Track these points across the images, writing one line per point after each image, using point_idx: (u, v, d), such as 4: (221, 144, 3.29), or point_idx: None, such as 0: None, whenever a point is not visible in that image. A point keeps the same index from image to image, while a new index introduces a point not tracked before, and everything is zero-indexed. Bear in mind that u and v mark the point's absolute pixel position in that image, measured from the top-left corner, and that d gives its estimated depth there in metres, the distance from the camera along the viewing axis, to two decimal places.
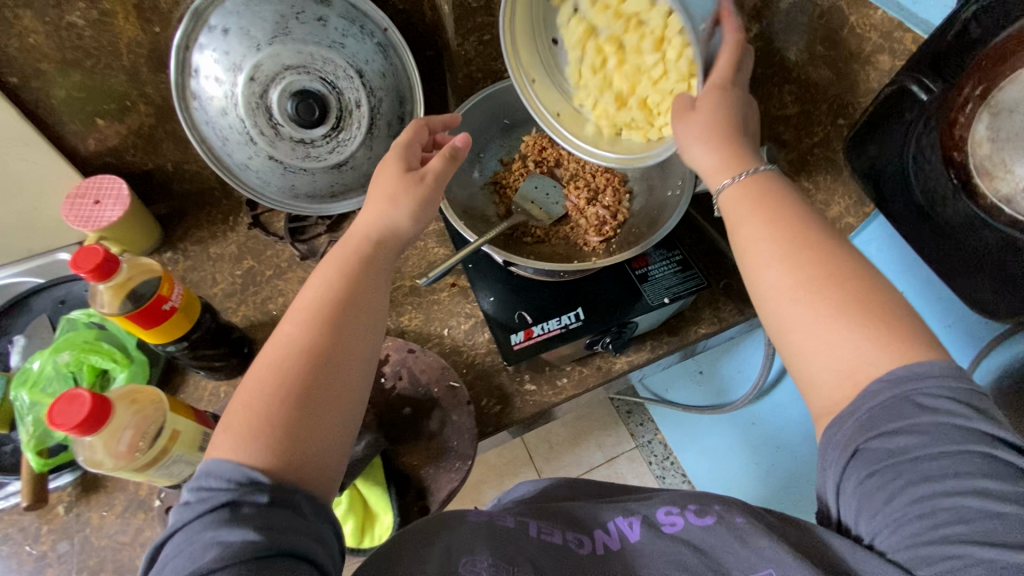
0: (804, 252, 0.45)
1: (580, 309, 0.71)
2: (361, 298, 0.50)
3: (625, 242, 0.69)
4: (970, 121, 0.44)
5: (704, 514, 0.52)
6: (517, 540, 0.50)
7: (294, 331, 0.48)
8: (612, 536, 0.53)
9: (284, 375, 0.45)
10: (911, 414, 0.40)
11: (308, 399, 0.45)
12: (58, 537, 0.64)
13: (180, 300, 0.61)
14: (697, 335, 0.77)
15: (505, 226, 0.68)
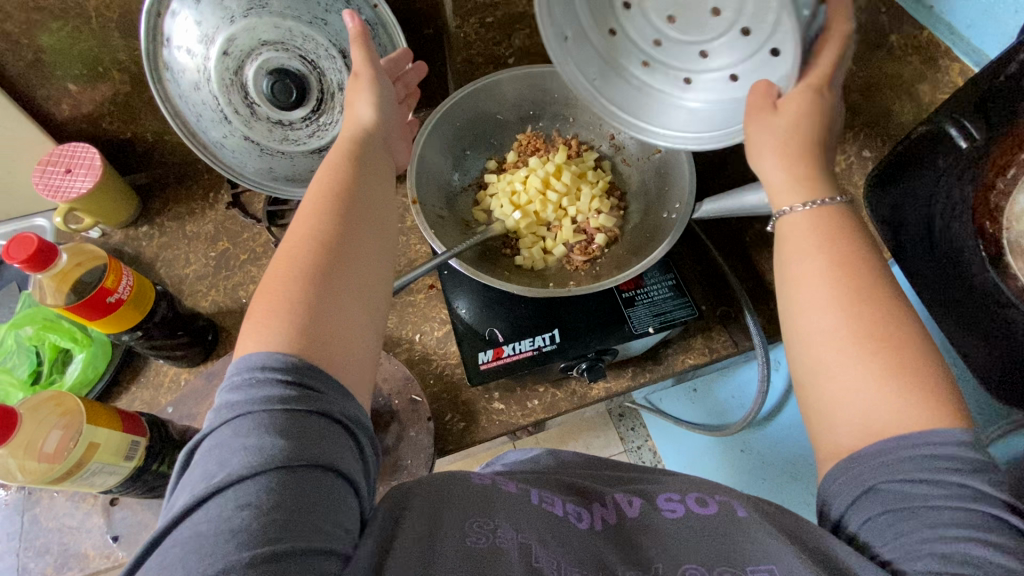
0: (873, 319, 0.39)
1: (557, 330, 0.66)
2: (372, 192, 0.47)
3: (612, 265, 0.63)
4: (1011, 190, 0.41)
5: (706, 503, 0.47)
6: (521, 504, 0.45)
7: (310, 218, 0.44)
8: (610, 509, 0.49)
9: (309, 258, 0.42)
10: (912, 453, 0.36)
11: (335, 284, 0.41)
12: (7, 514, 0.64)
13: (130, 292, 0.58)
14: (684, 366, 0.72)
15: (479, 239, 0.62)
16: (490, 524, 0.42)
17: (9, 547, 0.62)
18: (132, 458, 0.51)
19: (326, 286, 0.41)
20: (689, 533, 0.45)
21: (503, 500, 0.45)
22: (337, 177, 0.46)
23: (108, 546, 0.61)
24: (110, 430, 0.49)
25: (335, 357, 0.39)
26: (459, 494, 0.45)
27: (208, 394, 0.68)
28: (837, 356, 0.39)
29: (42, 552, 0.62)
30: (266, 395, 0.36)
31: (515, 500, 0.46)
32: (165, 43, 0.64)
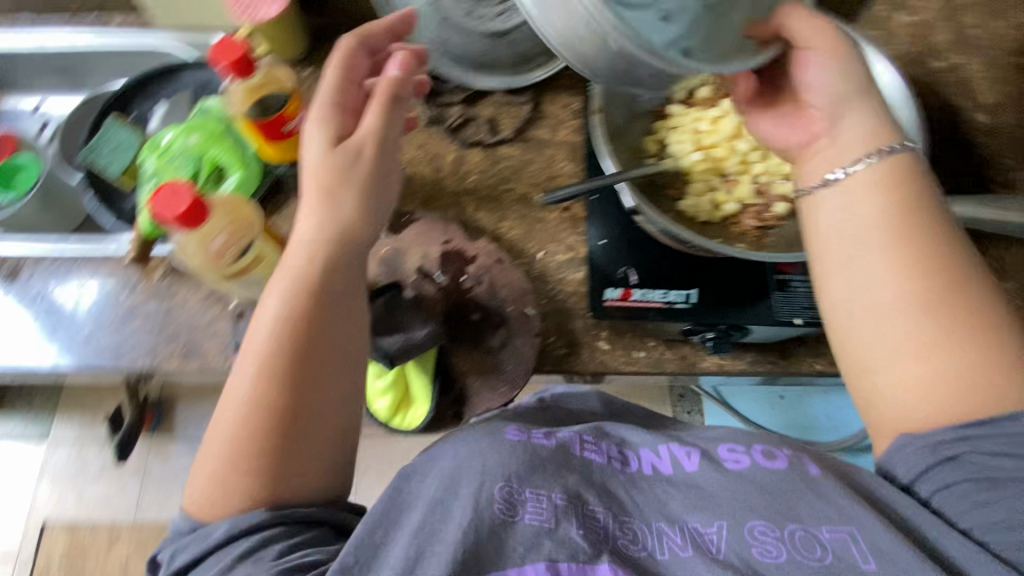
0: (950, 346, 0.43)
1: (694, 291, 0.62)
2: (342, 257, 0.49)
3: (783, 240, 0.57)
4: None
5: (775, 457, 0.47)
6: (565, 465, 0.47)
7: (259, 368, 0.45)
8: (664, 460, 0.49)
9: (263, 404, 0.44)
10: (1002, 493, 0.40)
11: (288, 432, 0.44)
12: (149, 296, 0.70)
13: (304, 124, 0.58)
14: (809, 369, 0.66)
15: (653, 171, 0.57)
16: (522, 495, 0.45)
17: (145, 325, 0.69)
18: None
19: (283, 425, 0.44)
20: (752, 482, 0.46)
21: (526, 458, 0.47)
22: (295, 278, 0.47)
23: (228, 351, 0.67)
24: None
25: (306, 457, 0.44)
26: (493, 459, 0.46)
27: None
28: (890, 327, 0.45)
29: (172, 338, 0.68)
30: (244, 491, 0.43)
31: (564, 463, 0.48)
32: None
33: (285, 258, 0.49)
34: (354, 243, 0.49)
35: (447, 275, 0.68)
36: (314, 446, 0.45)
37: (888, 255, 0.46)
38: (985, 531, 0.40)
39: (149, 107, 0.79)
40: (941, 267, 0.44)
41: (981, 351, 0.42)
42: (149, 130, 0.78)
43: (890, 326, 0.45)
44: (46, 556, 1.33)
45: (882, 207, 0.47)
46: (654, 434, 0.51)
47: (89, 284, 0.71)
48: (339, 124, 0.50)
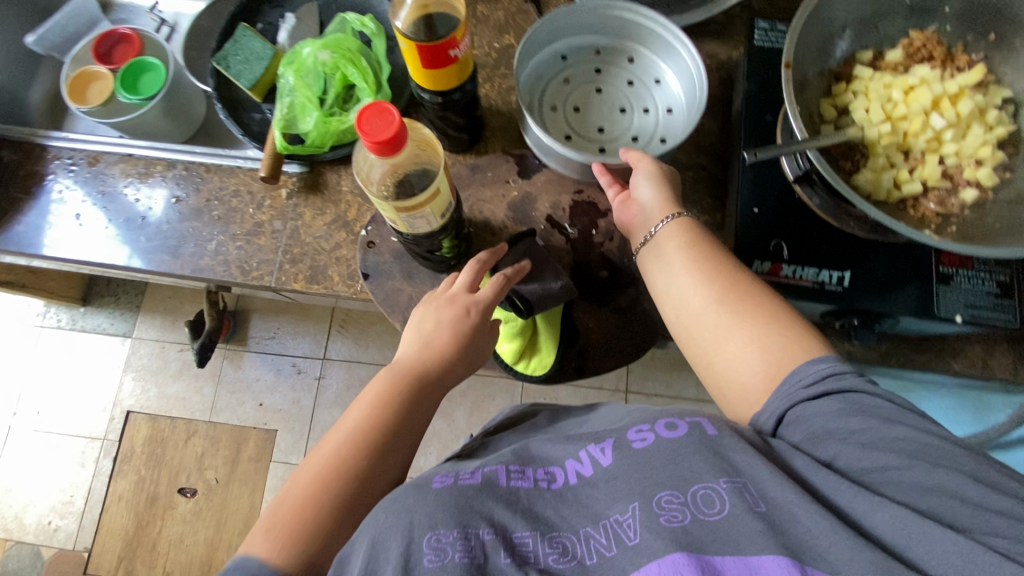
0: (756, 322, 0.50)
1: (849, 274, 0.58)
2: (401, 428, 0.52)
3: (964, 233, 0.52)
4: None
5: (676, 427, 0.45)
6: (482, 502, 0.43)
7: (344, 445, 0.50)
8: (583, 463, 0.46)
9: (320, 479, 0.47)
10: (898, 470, 0.38)
11: (349, 502, 0.47)
12: (275, 216, 0.70)
13: (463, 54, 0.55)
14: (944, 368, 0.63)
15: (837, 138, 0.52)
16: (448, 539, 0.40)
17: (271, 244, 0.70)
18: (443, 217, 0.49)
19: (333, 512, 0.46)
20: (657, 460, 0.43)
21: (454, 496, 0.43)
22: (398, 373, 0.54)
23: (352, 279, 0.67)
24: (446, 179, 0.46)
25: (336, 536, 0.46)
26: (420, 509, 0.42)
27: (467, 184, 0.67)
28: (727, 369, 0.50)
29: (296, 260, 0.69)
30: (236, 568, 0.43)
31: (482, 498, 0.43)
32: None
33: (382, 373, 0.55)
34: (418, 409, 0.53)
35: (578, 227, 0.65)
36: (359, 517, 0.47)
37: (698, 291, 0.53)
38: (859, 516, 0.37)
39: (278, 18, 0.77)
40: (733, 297, 0.52)
41: (769, 313, 0.50)
42: (277, 42, 0.76)
43: (724, 362, 0.50)
44: (128, 442, 1.41)
45: (684, 257, 0.54)
46: (573, 441, 0.49)
47: (221, 194, 0.72)
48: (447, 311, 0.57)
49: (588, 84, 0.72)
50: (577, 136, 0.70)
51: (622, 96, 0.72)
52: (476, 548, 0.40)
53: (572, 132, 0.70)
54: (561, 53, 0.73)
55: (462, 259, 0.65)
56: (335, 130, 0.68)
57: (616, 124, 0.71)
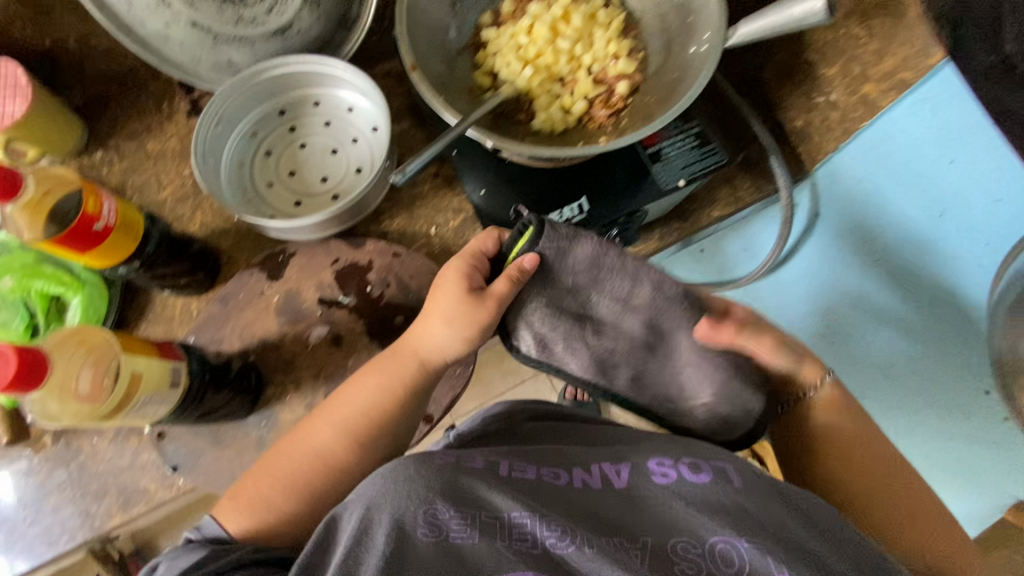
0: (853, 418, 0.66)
1: (584, 199, 0.63)
2: (389, 425, 0.56)
3: (641, 113, 0.57)
4: None
5: (700, 470, 0.57)
6: (489, 480, 0.53)
7: (330, 415, 0.56)
8: (616, 476, 0.57)
9: (290, 448, 0.56)
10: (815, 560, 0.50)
11: (312, 471, 0.55)
12: (52, 466, 0.61)
13: (116, 218, 0.51)
14: (709, 220, 0.70)
15: (494, 102, 0.55)
16: (445, 514, 0.50)
17: (64, 497, 0.61)
18: (179, 383, 0.50)
19: (302, 476, 0.55)
20: (684, 492, 0.55)
21: (464, 478, 0.53)
22: (400, 359, 0.57)
23: (168, 475, 0.61)
24: (148, 358, 0.47)
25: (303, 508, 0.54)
26: (424, 480, 0.51)
27: (227, 319, 0.63)
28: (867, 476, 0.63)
29: (101, 495, 0.61)
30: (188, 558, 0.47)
31: (481, 481, 0.53)
32: None
33: (398, 355, 0.56)
34: (393, 423, 0.57)
35: (352, 294, 0.63)
36: (321, 491, 0.55)
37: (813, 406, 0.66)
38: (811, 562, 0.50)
39: None
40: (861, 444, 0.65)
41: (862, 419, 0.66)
42: None
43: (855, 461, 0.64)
44: None
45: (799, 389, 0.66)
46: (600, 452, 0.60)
47: None
48: (455, 324, 0.54)
49: (291, 143, 0.71)
50: (307, 197, 0.69)
51: (324, 139, 0.71)
52: (474, 522, 0.50)
53: (300, 196, 0.69)
54: (250, 131, 0.70)
55: (262, 390, 0.61)
56: None
57: (336, 168, 0.70)
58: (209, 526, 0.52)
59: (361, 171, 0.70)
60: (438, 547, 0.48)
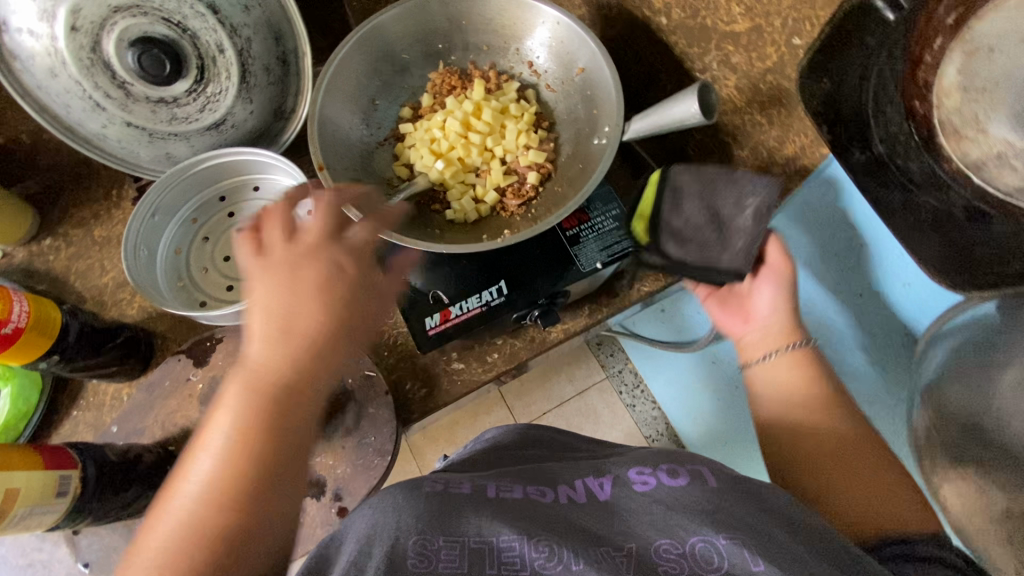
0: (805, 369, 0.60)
1: (503, 283, 0.63)
2: (292, 420, 0.40)
3: (549, 203, 0.59)
4: (938, 62, 0.40)
5: (677, 474, 0.49)
6: (479, 506, 0.46)
7: (224, 440, 0.39)
8: (578, 491, 0.50)
9: (194, 520, 0.37)
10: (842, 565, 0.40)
11: (239, 514, 0.37)
12: None
13: (28, 318, 0.53)
14: (640, 294, 0.70)
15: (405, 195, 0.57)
16: (436, 543, 0.41)
17: None
18: (66, 493, 0.51)
19: (216, 539, 0.36)
20: (663, 499, 0.47)
21: (449, 500, 0.46)
22: (252, 379, 0.40)
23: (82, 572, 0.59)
24: (30, 471, 0.47)
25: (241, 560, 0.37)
26: (407, 503, 0.45)
27: (151, 407, 0.63)
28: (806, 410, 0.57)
29: None
30: None
31: (471, 508, 0.45)
32: (3, 25, 0.56)
33: (290, 332, 0.41)
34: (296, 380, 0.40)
35: None
36: (252, 532, 0.38)
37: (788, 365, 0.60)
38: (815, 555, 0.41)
39: None
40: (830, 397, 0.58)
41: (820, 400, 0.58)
42: None
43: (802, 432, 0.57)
44: None
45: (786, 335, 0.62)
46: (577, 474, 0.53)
47: None
48: (286, 328, 0.41)
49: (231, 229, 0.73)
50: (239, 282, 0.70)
51: None
52: (463, 553, 0.41)
53: (233, 280, 0.70)
54: (191, 217, 0.72)
55: None
56: None
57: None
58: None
59: None
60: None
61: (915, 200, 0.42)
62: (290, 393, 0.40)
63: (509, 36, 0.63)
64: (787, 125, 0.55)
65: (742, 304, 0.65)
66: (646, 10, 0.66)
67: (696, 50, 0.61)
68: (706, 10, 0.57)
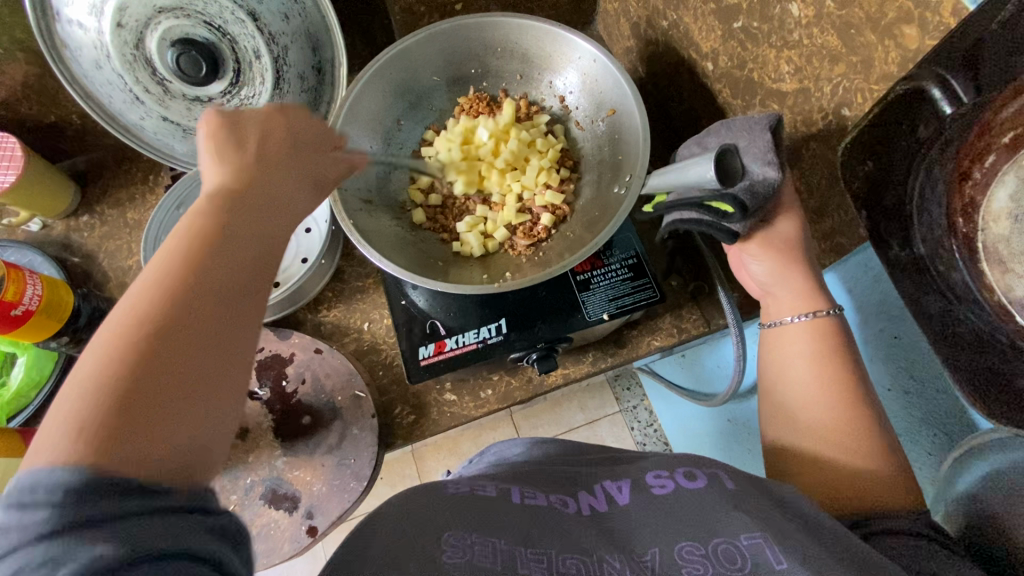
0: None
1: (503, 321, 0.62)
2: (246, 226, 0.35)
3: (558, 248, 0.57)
4: (986, 180, 0.32)
5: (695, 477, 0.44)
6: (500, 509, 0.42)
7: (141, 286, 0.30)
8: (599, 498, 0.45)
9: (110, 363, 0.27)
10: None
11: (165, 349, 0.28)
12: None
13: (39, 302, 0.55)
14: (649, 348, 0.66)
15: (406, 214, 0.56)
16: (469, 540, 0.38)
17: None
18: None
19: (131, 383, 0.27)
20: (676, 505, 0.42)
21: (472, 504, 0.42)
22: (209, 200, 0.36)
23: None
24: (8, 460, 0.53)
25: (174, 423, 0.27)
26: (427, 503, 0.42)
27: None
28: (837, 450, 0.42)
29: None
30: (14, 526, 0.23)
31: (499, 508, 0.42)
32: (56, 17, 0.59)
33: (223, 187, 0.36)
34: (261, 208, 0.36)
35: (267, 386, 0.64)
36: (183, 399, 0.28)
37: None
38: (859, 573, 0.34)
39: None
40: None
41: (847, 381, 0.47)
42: None
43: None
44: None
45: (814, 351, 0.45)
46: (578, 484, 0.47)
47: None
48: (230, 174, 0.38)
49: None
50: None
51: None
52: (495, 551, 0.38)
53: None
54: None
55: None
56: (1, 407, 0.64)
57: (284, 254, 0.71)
58: (44, 478, 0.24)
59: (305, 261, 0.70)
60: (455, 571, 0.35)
61: (954, 313, 0.35)
62: (248, 241, 0.34)
63: (543, 68, 0.61)
64: (826, 199, 0.49)
65: (742, 271, 0.52)
66: (694, 52, 0.62)
67: (739, 102, 0.57)
68: (754, 63, 0.53)
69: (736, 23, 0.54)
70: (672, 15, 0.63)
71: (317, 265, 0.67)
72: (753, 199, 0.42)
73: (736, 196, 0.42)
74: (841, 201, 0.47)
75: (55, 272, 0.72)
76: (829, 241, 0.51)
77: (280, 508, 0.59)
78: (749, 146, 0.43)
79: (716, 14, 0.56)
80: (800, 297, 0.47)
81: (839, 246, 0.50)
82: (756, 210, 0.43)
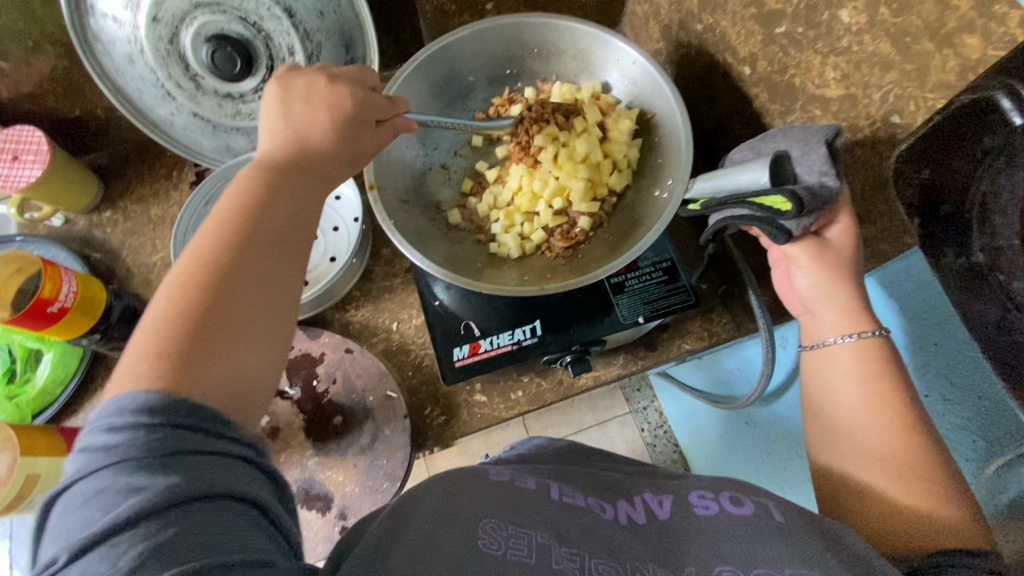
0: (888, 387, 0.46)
1: (537, 323, 0.62)
2: (279, 204, 0.39)
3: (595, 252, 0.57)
4: None
5: (741, 503, 0.44)
6: (540, 508, 0.42)
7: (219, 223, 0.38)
8: (637, 509, 0.45)
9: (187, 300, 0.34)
10: None
11: (227, 297, 0.34)
12: None
13: (74, 300, 0.55)
14: (679, 352, 0.66)
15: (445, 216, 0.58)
16: (504, 532, 0.39)
17: None
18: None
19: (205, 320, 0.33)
20: (719, 530, 0.42)
21: (510, 493, 0.43)
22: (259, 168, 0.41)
23: None
24: (52, 457, 0.51)
25: (216, 361, 0.33)
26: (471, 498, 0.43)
27: None
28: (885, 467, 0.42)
29: None
30: (128, 439, 0.28)
31: (539, 501, 0.43)
32: (90, 9, 0.58)
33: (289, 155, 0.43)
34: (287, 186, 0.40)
35: (298, 386, 0.63)
36: (244, 332, 0.34)
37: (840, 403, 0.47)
38: None
39: None
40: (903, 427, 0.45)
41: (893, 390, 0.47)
42: None
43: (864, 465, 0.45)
44: None
45: (861, 363, 0.45)
46: (619, 492, 0.48)
47: None
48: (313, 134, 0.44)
49: None
50: None
51: None
52: (531, 544, 0.38)
53: None
54: None
55: None
56: (26, 405, 0.63)
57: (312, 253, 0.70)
58: (127, 399, 0.29)
59: (334, 260, 0.69)
60: (490, 560, 0.36)
61: (1012, 321, 0.36)
62: (280, 221, 0.39)
63: (580, 70, 0.61)
64: (869, 205, 0.49)
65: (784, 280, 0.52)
66: (730, 56, 0.62)
67: (778, 107, 0.57)
68: (796, 68, 0.53)
69: (779, 28, 0.54)
70: (708, 19, 0.63)
71: (350, 263, 0.67)
72: (811, 198, 0.41)
73: (793, 191, 0.41)
74: (887, 208, 0.47)
75: (79, 267, 0.71)
76: (871, 248, 0.51)
77: (312, 508, 0.59)
78: (804, 155, 0.43)
79: (757, 18, 0.56)
80: (848, 304, 0.47)
81: (881, 252, 0.50)
82: (808, 214, 0.42)
